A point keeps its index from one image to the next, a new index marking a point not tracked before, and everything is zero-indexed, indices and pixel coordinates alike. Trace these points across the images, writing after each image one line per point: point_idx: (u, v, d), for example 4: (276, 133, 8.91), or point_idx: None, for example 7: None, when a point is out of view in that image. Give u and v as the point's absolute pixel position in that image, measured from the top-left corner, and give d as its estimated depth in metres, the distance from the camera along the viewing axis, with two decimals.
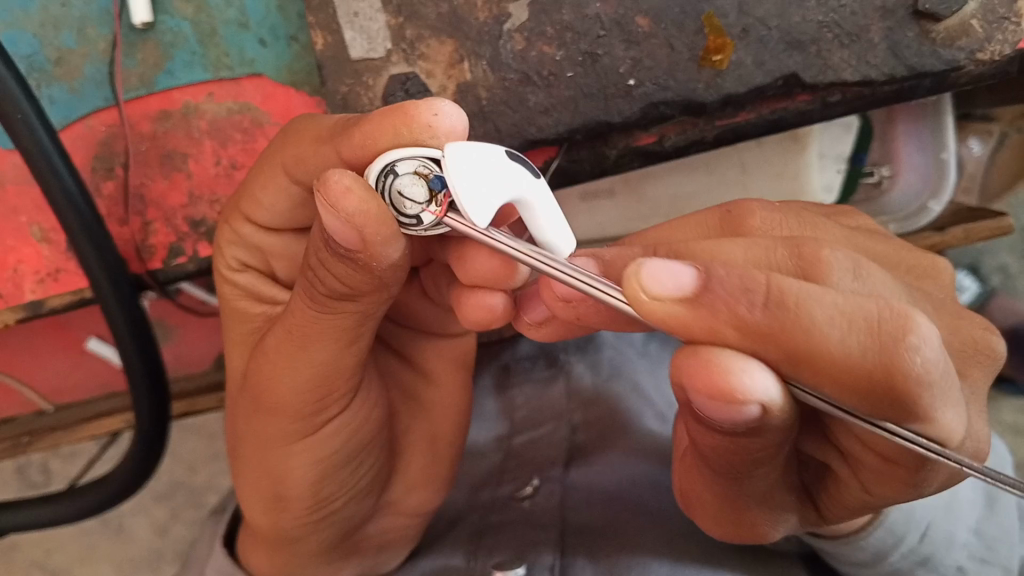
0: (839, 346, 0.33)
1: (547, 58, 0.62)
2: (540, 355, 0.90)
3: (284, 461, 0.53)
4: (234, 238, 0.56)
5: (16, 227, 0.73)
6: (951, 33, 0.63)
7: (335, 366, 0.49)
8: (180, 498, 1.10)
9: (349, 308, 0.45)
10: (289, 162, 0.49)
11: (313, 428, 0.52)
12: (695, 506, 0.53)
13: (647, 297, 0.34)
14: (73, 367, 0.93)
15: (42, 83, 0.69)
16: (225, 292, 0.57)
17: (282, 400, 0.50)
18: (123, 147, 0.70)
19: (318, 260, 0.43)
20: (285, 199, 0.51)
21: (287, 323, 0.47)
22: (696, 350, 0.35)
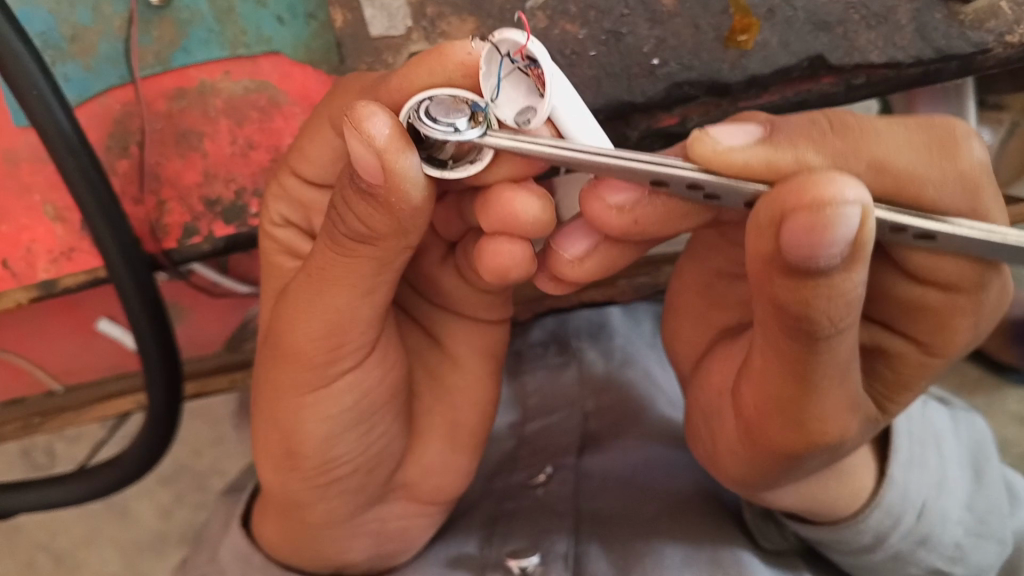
0: (899, 158, 0.40)
1: (570, 37, 0.61)
2: (552, 341, 0.90)
3: (297, 414, 0.53)
4: (279, 192, 0.58)
5: (30, 205, 0.72)
6: (979, 15, 0.62)
7: (351, 315, 0.49)
8: (184, 481, 1.10)
9: (364, 254, 0.45)
10: (338, 113, 0.53)
11: (327, 381, 0.52)
12: (722, 456, 0.53)
13: (722, 146, 0.39)
14: (84, 348, 0.93)
15: (57, 59, 0.68)
16: (268, 249, 0.59)
17: (299, 349, 0.50)
18: (139, 125, 0.70)
19: (342, 196, 0.43)
20: (332, 150, 0.54)
21: (311, 270, 0.48)
22: (787, 183, 0.34)
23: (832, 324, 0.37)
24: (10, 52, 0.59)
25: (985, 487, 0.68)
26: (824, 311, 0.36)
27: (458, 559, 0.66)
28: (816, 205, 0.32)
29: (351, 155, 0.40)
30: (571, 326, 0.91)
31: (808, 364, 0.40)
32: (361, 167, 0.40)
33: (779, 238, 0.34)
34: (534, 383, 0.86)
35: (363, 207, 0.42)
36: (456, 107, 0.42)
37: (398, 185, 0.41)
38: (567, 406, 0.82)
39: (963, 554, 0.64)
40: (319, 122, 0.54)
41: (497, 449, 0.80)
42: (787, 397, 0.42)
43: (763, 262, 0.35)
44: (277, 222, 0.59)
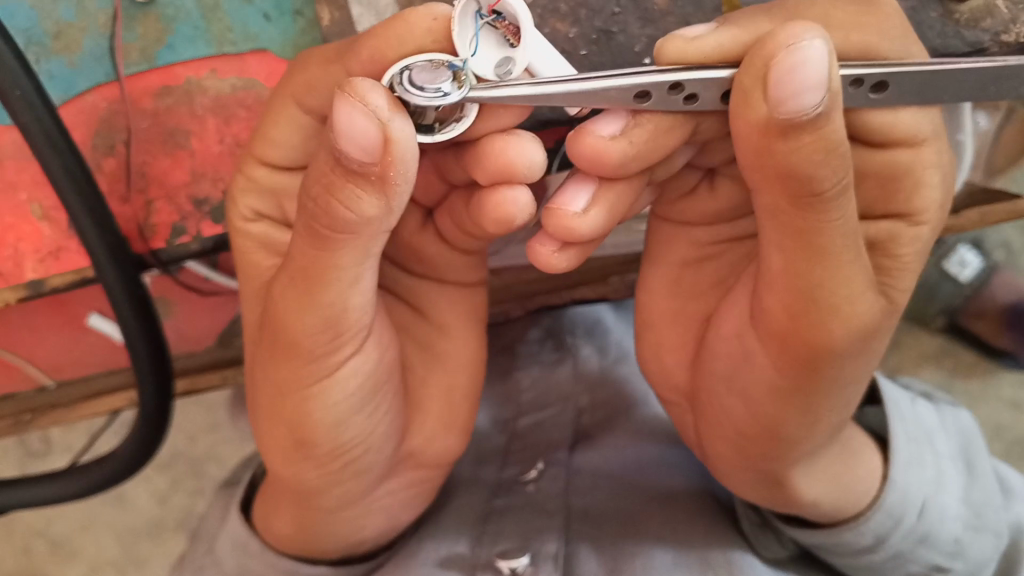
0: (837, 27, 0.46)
1: (560, 35, 0.60)
2: (546, 338, 0.88)
3: (302, 406, 0.51)
4: (248, 186, 0.57)
5: (16, 204, 0.71)
6: (974, 14, 0.61)
7: (345, 304, 0.48)
8: (180, 467, 1.09)
9: (348, 241, 0.44)
10: (301, 90, 0.52)
11: (329, 371, 0.51)
12: (755, 419, 0.51)
13: (688, 43, 0.43)
14: (73, 343, 0.92)
15: (41, 57, 0.68)
16: (241, 246, 0.58)
17: (297, 343, 0.48)
18: (125, 123, 0.69)
19: (321, 189, 0.42)
20: (301, 131, 0.54)
21: (295, 270, 0.46)
22: (757, 50, 0.38)
23: (833, 186, 0.38)
24: None
25: (979, 478, 0.69)
26: (825, 172, 0.38)
27: (449, 558, 0.65)
28: (790, 46, 0.36)
29: (350, 126, 0.39)
30: (567, 320, 0.89)
31: (820, 240, 0.40)
32: (360, 140, 0.39)
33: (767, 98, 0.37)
34: (527, 378, 0.85)
35: (352, 192, 0.41)
36: (434, 71, 0.42)
37: (396, 159, 0.40)
38: (560, 402, 0.81)
39: (963, 549, 0.64)
40: (279, 104, 0.54)
41: (487, 446, 0.80)
42: (807, 288, 0.42)
43: (760, 133, 0.38)
44: (247, 217, 0.58)
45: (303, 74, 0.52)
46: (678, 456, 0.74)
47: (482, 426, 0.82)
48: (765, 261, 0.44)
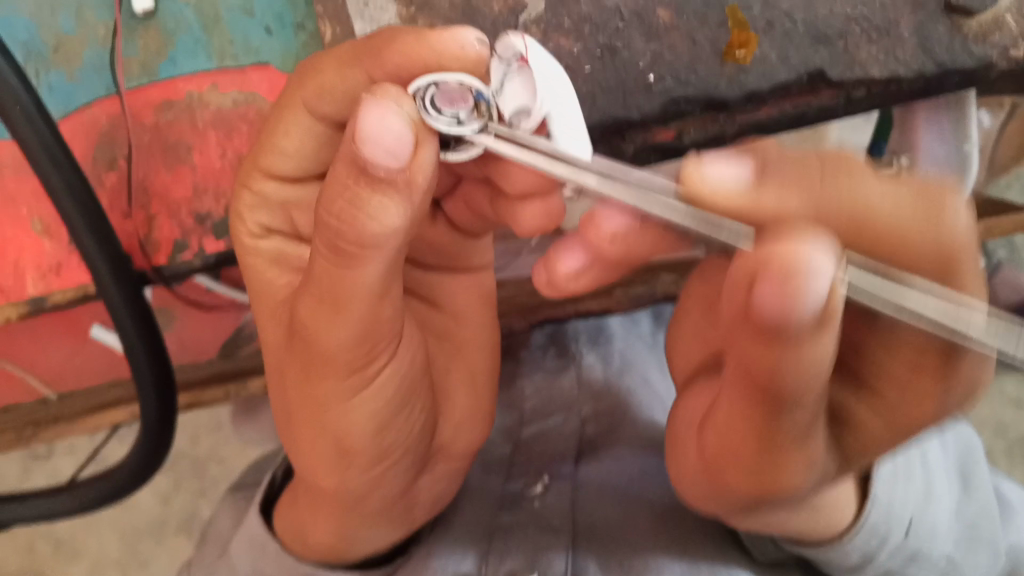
0: (896, 208, 0.30)
1: (565, 51, 0.60)
2: (550, 345, 0.88)
3: (341, 417, 0.48)
4: (252, 201, 0.51)
5: (17, 218, 0.71)
6: (984, 28, 0.61)
7: (376, 317, 0.44)
8: (183, 468, 1.09)
9: (373, 258, 0.39)
10: (309, 95, 0.47)
11: (365, 381, 0.47)
12: (694, 484, 0.48)
13: (709, 187, 0.33)
14: (72, 354, 0.91)
15: (40, 70, 0.67)
16: (252, 266, 0.52)
17: (331, 358, 0.45)
18: (126, 137, 0.68)
19: (342, 202, 0.37)
20: (314, 139, 0.49)
21: (321, 291, 0.42)
22: (766, 239, 0.29)
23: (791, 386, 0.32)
24: None
25: (970, 496, 0.68)
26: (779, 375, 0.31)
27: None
28: (785, 276, 0.27)
29: (388, 129, 0.36)
30: (570, 330, 0.89)
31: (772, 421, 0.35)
32: (393, 143, 0.36)
33: (749, 299, 0.29)
34: (530, 386, 0.84)
35: (378, 202, 0.37)
36: (459, 96, 0.40)
37: (422, 163, 0.38)
38: (563, 410, 0.80)
39: (956, 567, 0.62)
40: (287, 113, 0.48)
41: (493, 454, 0.77)
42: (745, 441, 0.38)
43: (739, 315, 0.31)
44: (255, 234, 0.52)
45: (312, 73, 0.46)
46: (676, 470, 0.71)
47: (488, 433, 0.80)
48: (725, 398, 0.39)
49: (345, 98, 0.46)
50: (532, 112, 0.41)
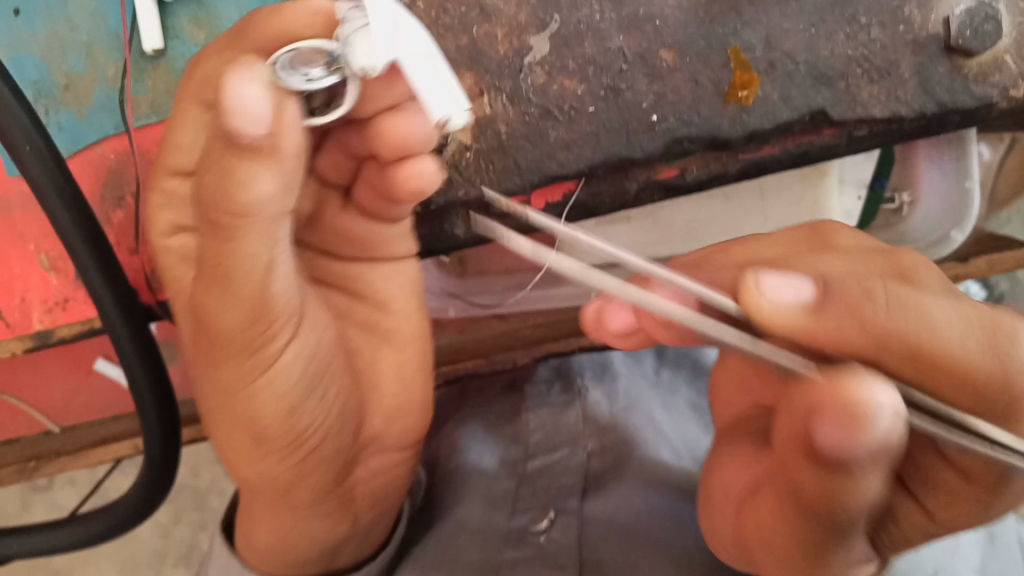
0: (960, 347, 0.36)
1: (569, 92, 0.61)
2: (555, 379, 0.83)
3: (250, 399, 0.46)
4: (164, 199, 0.50)
5: (23, 253, 0.71)
6: (983, 69, 0.62)
7: (271, 287, 0.42)
8: (183, 499, 1.09)
9: (251, 225, 0.38)
10: (199, 85, 0.48)
11: (266, 365, 0.45)
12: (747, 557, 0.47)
13: (770, 306, 0.37)
14: (79, 390, 0.93)
15: (50, 109, 0.68)
16: (165, 268, 0.51)
17: (224, 335, 0.43)
18: (133, 172, 0.69)
19: (221, 169, 0.37)
20: (203, 132, 0.48)
21: (210, 268, 0.40)
22: (829, 375, 0.34)
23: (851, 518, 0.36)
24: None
25: (998, 550, 0.64)
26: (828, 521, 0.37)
27: None
28: (852, 420, 0.33)
29: (249, 100, 0.34)
30: (575, 363, 0.84)
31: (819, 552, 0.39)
32: (255, 111, 0.35)
33: (810, 434, 0.34)
34: (536, 420, 0.77)
35: (246, 167, 0.36)
36: (311, 58, 0.39)
37: (291, 128, 0.37)
38: (569, 444, 0.74)
39: None
40: (179, 107, 0.49)
41: (495, 490, 0.71)
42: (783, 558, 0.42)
43: (799, 444, 0.36)
44: (166, 233, 0.51)
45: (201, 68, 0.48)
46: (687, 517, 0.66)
47: (491, 465, 0.74)
48: (771, 492, 0.42)
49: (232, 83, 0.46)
50: (376, 63, 0.39)
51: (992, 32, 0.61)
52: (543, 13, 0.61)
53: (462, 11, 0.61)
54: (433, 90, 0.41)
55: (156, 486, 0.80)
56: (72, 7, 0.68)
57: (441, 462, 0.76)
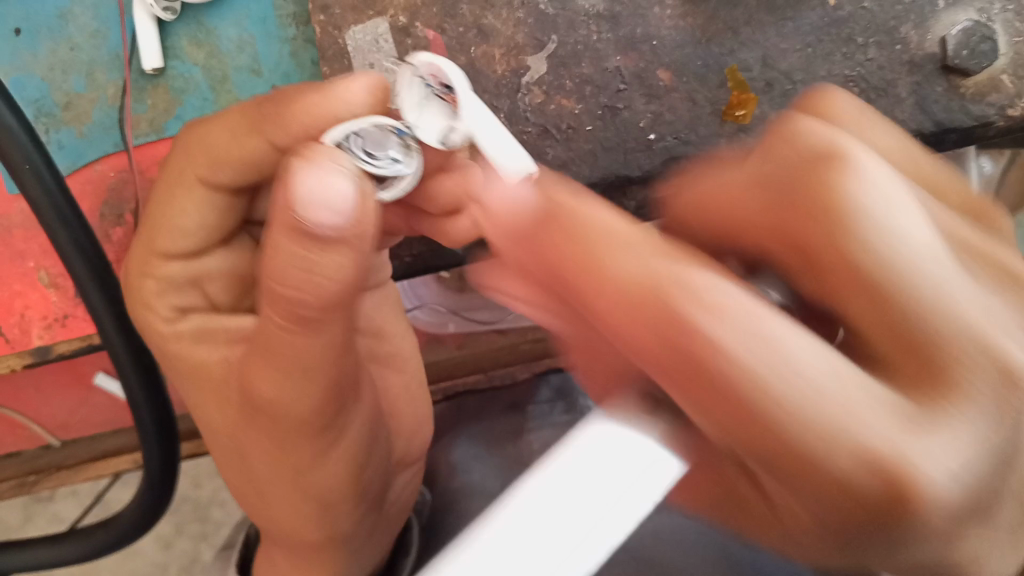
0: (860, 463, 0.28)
1: (567, 111, 0.61)
2: (557, 399, 0.80)
3: (311, 463, 0.50)
4: (160, 284, 0.53)
5: (23, 271, 0.72)
6: (980, 88, 0.62)
7: (331, 362, 0.46)
8: (185, 511, 1.08)
9: (322, 316, 0.42)
10: (204, 170, 0.49)
11: (328, 428, 0.49)
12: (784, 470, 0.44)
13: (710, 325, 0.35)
14: (78, 405, 0.93)
15: (50, 127, 0.68)
16: (174, 350, 0.53)
17: (291, 409, 0.46)
18: (133, 193, 0.69)
19: (303, 271, 0.38)
20: (211, 210, 0.51)
21: (278, 360, 0.44)
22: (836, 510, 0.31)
23: (823, 529, 0.30)
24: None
25: None
26: (808, 536, 0.32)
27: None
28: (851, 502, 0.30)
29: (331, 189, 0.36)
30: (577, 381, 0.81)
31: (785, 530, 0.35)
32: (336, 200, 0.36)
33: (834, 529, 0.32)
34: (539, 440, 0.74)
35: (329, 256, 0.38)
36: (381, 136, 0.41)
37: (367, 212, 0.38)
38: None
39: None
40: (178, 191, 0.51)
41: (497, 514, 0.67)
42: (774, 533, 0.37)
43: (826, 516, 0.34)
44: (170, 318, 0.53)
45: (200, 143, 0.50)
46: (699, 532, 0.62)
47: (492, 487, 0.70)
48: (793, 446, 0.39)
49: (246, 164, 0.49)
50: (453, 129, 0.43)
51: (989, 51, 0.62)
52: (541, 33, 0.62)
53: (460, 31, 0.62)
54: (500, 147, 0.43)
55: (156, 498, 0.80)
56: (73, 28, 0.68)
57: (441, 481, 0.74)
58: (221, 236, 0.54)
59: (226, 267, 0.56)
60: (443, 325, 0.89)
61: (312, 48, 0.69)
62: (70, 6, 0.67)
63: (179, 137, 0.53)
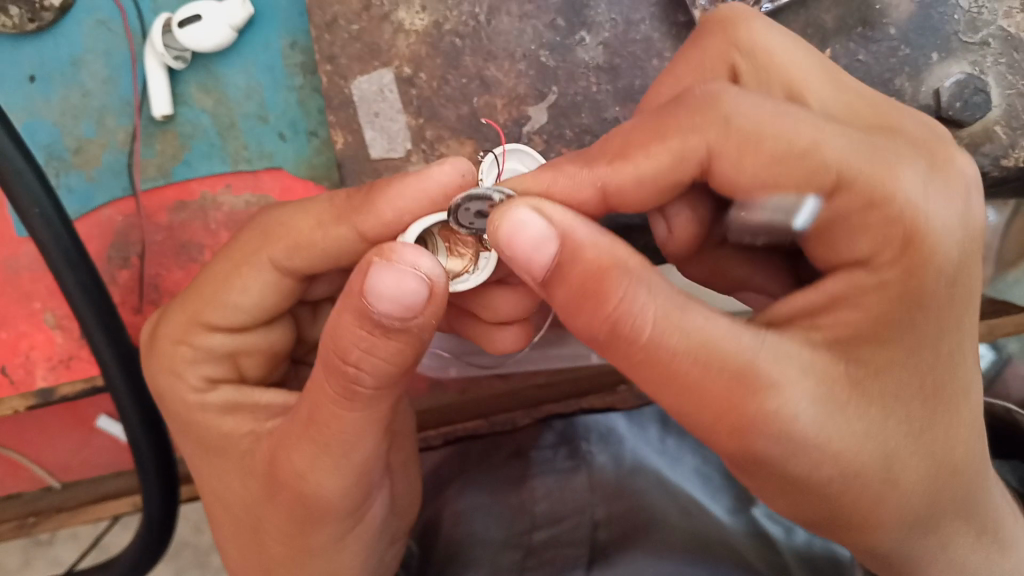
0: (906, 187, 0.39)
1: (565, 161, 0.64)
2: (562, 445, 0.78)
3: (332, 552, 0.51)
4: (194, 355, 0.53)
5: (30, 312, 0.72)
6: (974, 139, 0.63)
7: (370, 457, 0.46)
8: (185, 557, 1.07)
9: (377, 404, 0.43)
10: (278, 253, 0.50)
11: (353, 510, 0.49)
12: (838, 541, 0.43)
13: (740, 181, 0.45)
14: (80, 445, 0.92)
15: (61, 171, 0.70)
16: (200, 422, 0.52)
17: (318, 491, 0.46)
18: (140, 237, 0.71)
19: (360, 350, 0.40)
20: (271, 291, 0.52)
21: (320, 433, 0.44)
22: (904, 351, 0.38)
23: (927, 237, 0.39)
24: (12, 169, 0.59)
25: None
26: (912, 316, 0.38)
27: None
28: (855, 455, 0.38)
29: (406, 292, 0.38)
30: (582, 426, 0.80)
31: (899, 375, 0.38)
32: (409, 300, 0.38)
33: (916, 362, 0.39)
34: (542, 489, 0.73)
35: (384, 343, 0.40)
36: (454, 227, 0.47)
37: (435, 309, 0.40)
38: (575, 515, 0.69)
39: None
40: (243, 269, 0.51)
41: (500, 564, 0.65)
42: (893, 459, 0.38)
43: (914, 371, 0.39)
44: (200, 387, 0.52)
45: (281, 226, 0.50)
46: (706, 573, 0.59)
47: (497, 536, 0.69)
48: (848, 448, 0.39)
49: (322, 255, 0.50)
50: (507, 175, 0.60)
51: (983, 103, 0.62)
52: (542, 85, 0.63)
53: (462, 82, 0.63)
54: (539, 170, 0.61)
55: (155, 543, 0.79)
56: (85, 75, 0.69)
57: (445, 530, 0.72)
58: (269, 315, 0.54)
59: (266, 345, 0.55)
60: (443, 368, 0.87)
61: (318, 96, 0.69)
62: (83, 53, 0.69)
63: (255, 215, 0.53)
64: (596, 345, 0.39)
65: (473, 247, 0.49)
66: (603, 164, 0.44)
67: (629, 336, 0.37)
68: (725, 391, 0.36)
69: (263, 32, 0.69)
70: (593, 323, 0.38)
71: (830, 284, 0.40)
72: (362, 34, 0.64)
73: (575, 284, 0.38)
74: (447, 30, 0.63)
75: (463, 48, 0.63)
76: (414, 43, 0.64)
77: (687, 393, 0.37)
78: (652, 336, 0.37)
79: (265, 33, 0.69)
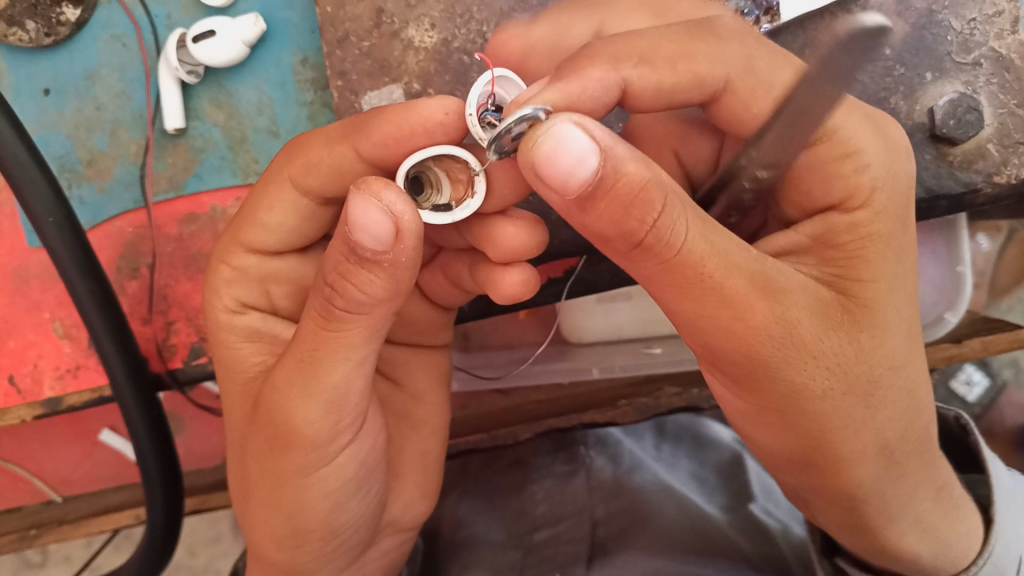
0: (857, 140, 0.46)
1: None
2: (559, 451, 0.79)
3: (298, 496, 0.49)
4: (233, 276, 0.55)
5: (40, 322, 0.73)
6: (967, 157, 0.65)
7: (352, 388, 0.46)
8: None
9: (359, 326, 0.43)
10: (296, 172, 0.52)
11: (328, 459, 0.48)
12: (803, 460, 0.47)
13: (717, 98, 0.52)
14: (82, 460, 0.93)
15: (73, 183, 0.71)
16: (223, 343, 0.54)
17: (299, 434, 0.46)
18: (149, 247, 0.72)
19: (338, 273, 0.42)
20: (298, 217, 0.54)
21: (302, 350, 0.44)
22: (874, 261, 0.45)
23: (883, 189, 0.46)
24: (28, 177, 0.61)
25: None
26: (884, 252, 0.45)
27: None
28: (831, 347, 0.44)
29: (370, 222, 0.39)
30: (580, 434, 0.80)
31: (882, 310, 0.45)
32: (376, 229, 0.39)
33: (885, 276, 0.45)
34: (542, 492, 0.74)
35: (364, 276, 0.41)
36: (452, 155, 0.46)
37: (408, 243, 0.40)
38: (574, 515, 0.70)
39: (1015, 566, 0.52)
40: (270, 188, 0.53)
41: (500, 562, 0.67)
42: (878, 385, 0.45)
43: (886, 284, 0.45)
44: (232, 309, 0.55)
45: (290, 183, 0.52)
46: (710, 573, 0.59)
47: (496, 543, 0.69)
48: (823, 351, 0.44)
49: (333, 173, 0.51)
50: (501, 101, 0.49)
51: (976, 121, 0.64)
52: None
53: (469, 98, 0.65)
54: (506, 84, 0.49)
55: (155, 556, 0.78)
56: (99, 89, 0.71)
57: (445, 539, 0.72)
58: (301, 241, 0.55)
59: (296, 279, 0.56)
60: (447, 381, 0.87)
61: (329, 112, 0.71)
62: (97, 68, 0.71)
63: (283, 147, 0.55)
64: (626, 251, 0.39)
65: (466, 176, 0.48)
66: (630, 64, 0.48)
67: (666, 241, 0.38)
68: (744, 302, 0.40)
69: (275, 49, 0.70)
70: (633, 231, 0.38)
71: (809, 223, 0.46)
72: (373, 50, 0.65)
73: (621, 195, 0.37)
74: (456, 48, 0.65)
75: (471, 65, 0.65)
76: (424, 60, 0.65)
77: (693, 299, 0.40)
78: (686, 242, 0.38)
79: (276, 49, 0.70)
